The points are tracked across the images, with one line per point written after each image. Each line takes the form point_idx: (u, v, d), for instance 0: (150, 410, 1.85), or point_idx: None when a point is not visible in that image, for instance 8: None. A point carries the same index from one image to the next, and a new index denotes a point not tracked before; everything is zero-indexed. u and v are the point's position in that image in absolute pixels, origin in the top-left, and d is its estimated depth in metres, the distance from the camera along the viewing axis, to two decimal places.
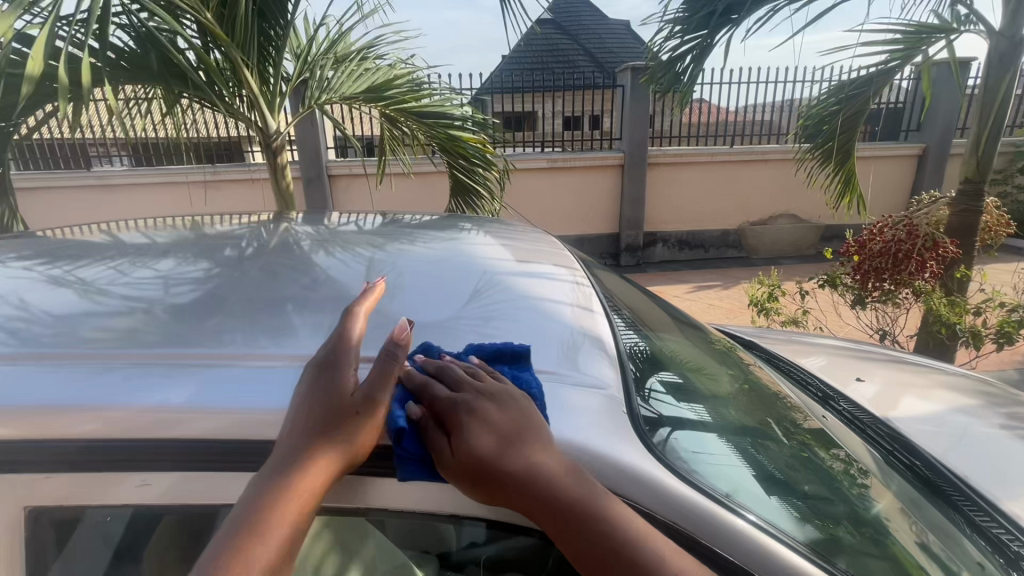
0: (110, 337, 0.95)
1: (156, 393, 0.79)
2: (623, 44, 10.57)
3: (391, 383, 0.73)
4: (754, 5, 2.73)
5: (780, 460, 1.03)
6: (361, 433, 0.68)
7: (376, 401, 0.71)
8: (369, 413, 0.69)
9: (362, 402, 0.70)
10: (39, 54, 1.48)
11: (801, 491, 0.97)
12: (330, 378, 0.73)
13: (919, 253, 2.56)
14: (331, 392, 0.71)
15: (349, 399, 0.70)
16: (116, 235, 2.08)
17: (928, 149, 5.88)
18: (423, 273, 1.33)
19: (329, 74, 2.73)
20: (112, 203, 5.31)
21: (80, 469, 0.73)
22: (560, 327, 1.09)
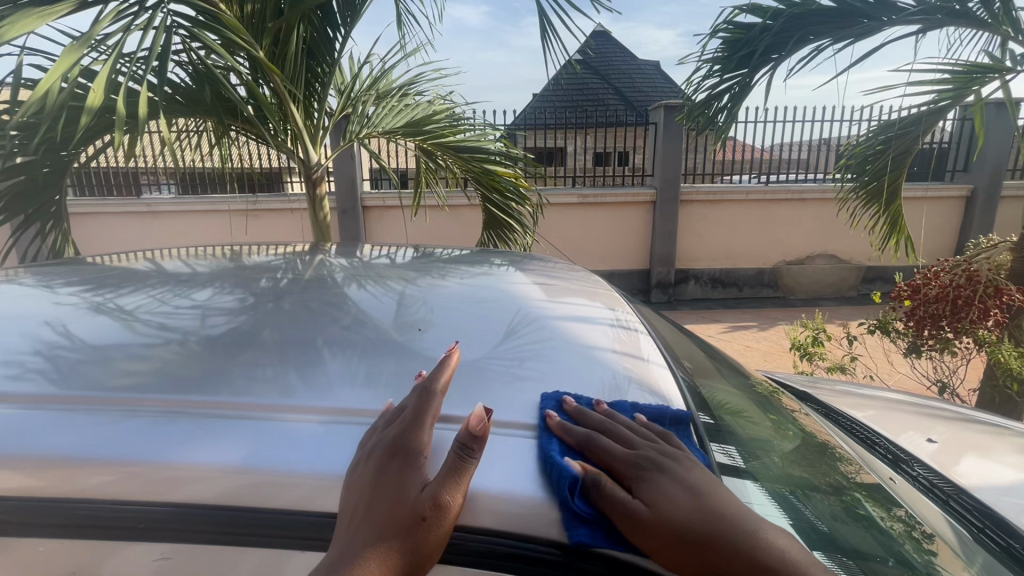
0: (145, 375, 0.93)
1: (190, 447, 0.78)
2: (653, 83, 10.70)
3: (462, 482, 0.68)
4: (796, 45, 2.70)
5: (830, 516, 0.92)
6: (426, 541, 0.65)
7: (444, 505, 0.66)
8: (437, 519, 0.66)
9: (429, 508, 0.66)
10: (100, 87, 1.54)
11: (848, 548, 0.86)
12: (399, 470, 0.69)
13: (983, 299, 2.40)
14: (398, 489, 0.67)
15: (416, 501, 0.66)
16: (159, 262, 2.12)
17: (976, 191, 5.65)
18: (457, 310, 1.29)
19: (370, 109, 2.80)
20: (156, 229, 5.52)
21: (108, 527, 0.74)
22: (603, 372, 1.03)
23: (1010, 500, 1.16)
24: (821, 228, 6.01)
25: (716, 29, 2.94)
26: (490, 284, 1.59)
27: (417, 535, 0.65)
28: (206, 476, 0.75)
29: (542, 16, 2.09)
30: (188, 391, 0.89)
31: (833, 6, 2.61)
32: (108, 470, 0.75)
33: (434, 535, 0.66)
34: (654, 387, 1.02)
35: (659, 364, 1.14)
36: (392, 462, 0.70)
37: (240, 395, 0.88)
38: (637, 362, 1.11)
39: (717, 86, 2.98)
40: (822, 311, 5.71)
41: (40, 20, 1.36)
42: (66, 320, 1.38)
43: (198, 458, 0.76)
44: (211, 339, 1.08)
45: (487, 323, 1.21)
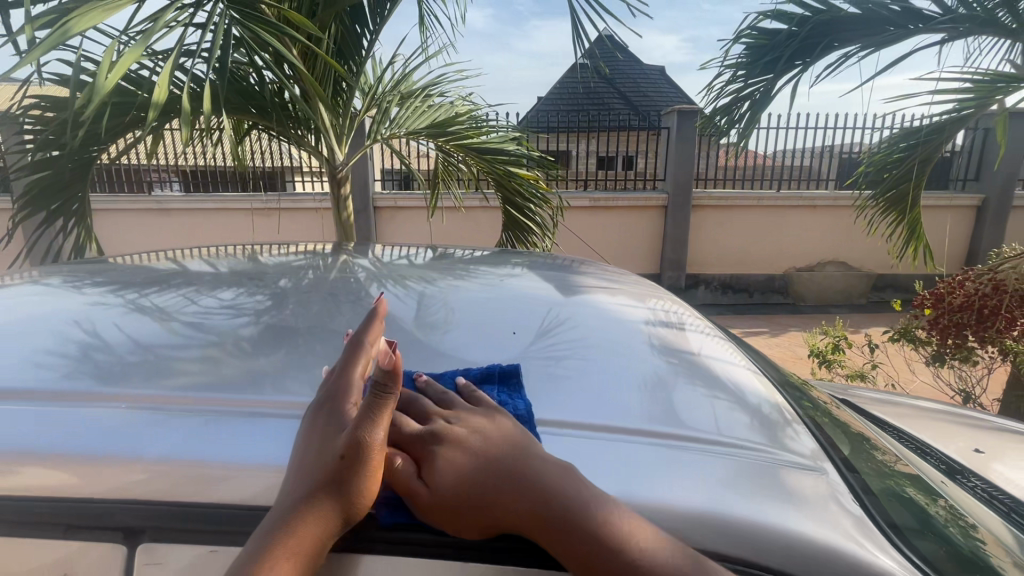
0: (193, 373, 0.91)
1: (246, 443, 0.75)
2: (661, 89, 10.72)
3: (380, 420, 0.60)
4: (821, 53, 2.69)
5: (897, 494, 0.92)
6: (349, 483, 0.60)
7: (365, 443, 0.60)
8: (355, 459, 0.60)
9: (344, 449, 0.60)
10: (167, 84, 1.53)
11: (920, 522, 0.86)
12: (325, 420, 0.65)
13: (1009, 308, 2.39)
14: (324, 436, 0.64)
15: (334, 444, 0.62)
16: (184, 261, 2.11)
17: (989, 200, 5.64)
18: (488, 310, 1.28)
19: (395, 109, 2.82)
20: (167, 227, 5.51)
21: (161, 529, 0.71)
22: (647, 366, 1.02)
23: None
24: (832, 234, 6.00)
25: (739, 34, 2.94)
26: (517, 284, 1.58)
27: (339, 479, 0.60)
28: (259, 474, 0.72)
29: (573, 19, 2.08)
30: (239, 388, 0.87)
31: (859, 12, 2.61)
32: (160, 472, 0.73)
33: (357, 477, 0.60)
34: (705, 379, 1.00)
35: (703, 356, 1.12)
36: (321, 414, 0.66)
37: (292, 391, 0.86)
38: (681, 355, 1.09)
39: (740, 91, 2.96)
40: (833, 318, 5.69)
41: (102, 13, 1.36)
42: (100, 318, 1.37)
43: (254, 455, 0.74)
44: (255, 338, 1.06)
45: (519, 322, 1.20)
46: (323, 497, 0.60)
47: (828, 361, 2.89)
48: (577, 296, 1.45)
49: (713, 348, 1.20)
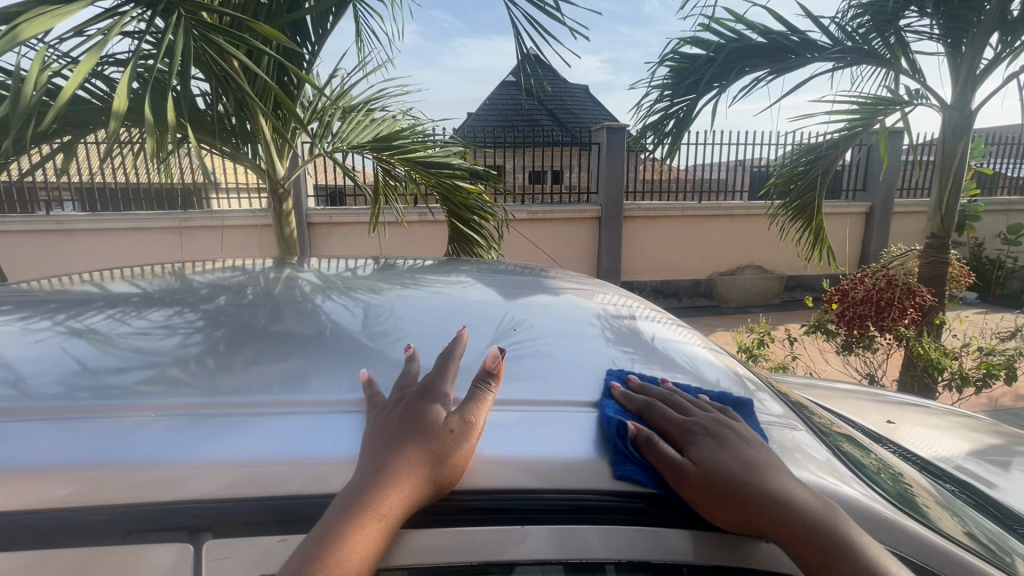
0: (157, 384, 0.87)
1: (211, 444, 0.73)
2: (586, 107, 11.22)
3: (482, 409, 0.79)
4: (736, 76, 2.98)
5: (842, 448, 1.05)
6: (450, 450, 0.72)
7: (470, 422, 0.76)
8: (465, 434, 0.74)
9: (457, 423, 0.75)
10: (125, 93, 1.46)
11: (862, 467, 0.99)
12: (428, 403, 0.78)
13: (900, 300, 2.74)
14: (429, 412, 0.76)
15: (445, 419, 0.75)
16: (106, 283, 1.94)
17: (874, 208, 6.41)
18: (446, 317, 1.31)
19: (336, 123, 2.79)
20: (68, 250, 4.99)
21: (121, 544, 0.66)
22: (606, 355, 1.09)
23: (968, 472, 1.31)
24: (747, 240, 6.54)
25: (663, 57, 3.19)
26: (470, 291, 1.62)
27: (447, 447, 0.72)
28: (237, 471, 0.70)
29: (517, 39, 2.18)
30: (207, 394, 0.84)
31: (766, 41, 2.92)
32: (120, 483, 0.68)
33: (460, 449, 0.73)
34: (661, 362, 1.10)
35: (656, 341, 1.22)
36: (419, 399, 0.79)
37: (265, 393, 0.84)
38: (637, 342, 1.18)
39: (666, 110, 3.20)
40: (753, 317, 6.18)
41: (48, 19, 1.28)
42: (18, 346, 1.24)
43: (231, 454, 0.72)
44: (216, 352, 1.02)
45: (479, 327, 1.24)
46: (432, 457, 0.71)
47: (754, 355, 3.15)
48: (530, 299, 1.51)
49: (663, 332, 1.30)
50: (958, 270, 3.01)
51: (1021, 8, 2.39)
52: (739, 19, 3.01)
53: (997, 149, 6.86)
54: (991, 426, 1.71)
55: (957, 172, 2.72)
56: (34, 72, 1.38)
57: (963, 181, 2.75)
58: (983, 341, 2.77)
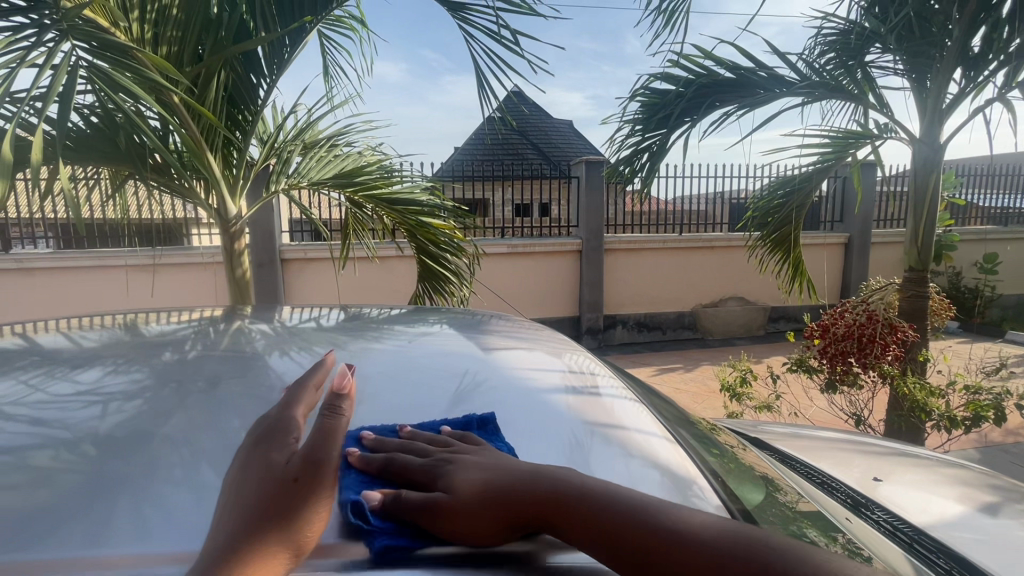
0: None
1: None
2: (568, 141, 11.38)
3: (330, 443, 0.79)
4: (706, 111, 2.97)
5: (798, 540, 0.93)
6: (303, 497, 0.72)
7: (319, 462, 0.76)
8: (311, 479, 0.73)
9: (300, 471, 0.73)
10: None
11: None
12: (271, 453, 0.77)
13: (882, 335, 2.65)
14: (269, 465, 0.75)
15: (285, 470, 0.74)
16: (35, 336, 1.77)
17: (852, 238, 6.44)
18: (391, 381, 1.16)
19: (296, 158, 2.70)
20: (27, 289, 4.77)
21: None
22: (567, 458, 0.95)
23: (966, 542, 1.18)
24: (729, 272, 6.52)
25: (634, 93, 3.17)
26: (427, 343, 1.48)
27: (291, 502, 0.70)
28: None
29: (477, 74, 2.12)
30: (85, 551, 0.73)
31: (734, 76, 2.92)
32: None
33: (308, 501, 0.71)
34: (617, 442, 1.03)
35: (618, 413, 1.14)
36: (264, 450, 0.79)
37: (155, 545, 0.75)
38: (596, 414, 1.11)
39: (639, 144, 3.17)
40: (739, 350, 6.09)
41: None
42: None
43: None
44: (119, 462, 0.90)
45: (425, 399, 1.09)
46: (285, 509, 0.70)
47: (739, 394, 3.01)
48: (495, 358, 1.36)
49: (633, 413, 1.17)
50: (938, 303, 2.96)
51: (982, 44, 2.40)
52: (707, 55, 3.01)
53: (968, 179, 6.99)
54: (987, 479, 1.60)
55: (930, 205, 2.69)
56: None
57: (937, 213, 2.71)
58: (970, 378, 2.68)
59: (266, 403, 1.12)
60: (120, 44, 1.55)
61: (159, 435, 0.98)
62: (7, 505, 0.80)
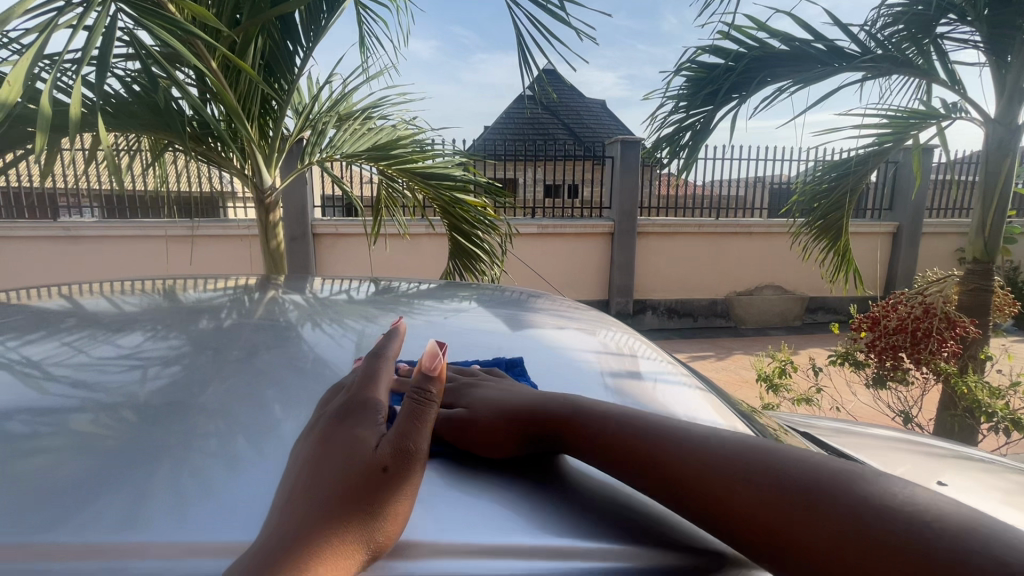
0: None
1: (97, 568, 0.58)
2: (602, 121, 11.08)
3: (422, 428, 0.69)
4: (756, 86, 2.80)
5: None
6: (384, 489, 0.62)
7: (410, 451, 0.67)
8: (401, 469, 0.65)
9: (392, 459, 0.65)
10: (20, 76, 1.26)
11: None
12: (359, 432, 0.69)
13: (939, 330, 2.49)
14: (355, 442, 0.66)
15: (375, 453, 0.65)
16: (80, 299, 1.81)
17: (902, 228, 6.11)
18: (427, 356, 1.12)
19: (330, 131, 2.66)
20: (73, 256, 4.95)
21: None
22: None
23: None
24: (767, 259, 6.28)
25: (679, 66, 3.02)
26: (461, 320, 1.43)
27: (376, 490, 0.62)
28: None
29: (519, 44, 2.02)
30: (118, 520, 0.71)
31: (789, 49, 2.73)
32: None
33: (397, 492, 0.63)
34: (662, 420, 0.99)
35: (660, 393, 1.09)
36: (347, 424, 0.70)
37: (190, 521, 0.72)
38: (637, 394, 1.06)
39: (682, 122, 3.03)
40: (773, 340, 5.90)
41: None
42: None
43: None
44: (156, 429, 0.89)
45: (458, 378, 1.04)
46: (360, 504, 0.60)
47: (776, 386, 2.89)
48: (530, 337, 1.30)
49: (678, 395, 1.11)
50: (1003, 298, 2.75)
51: None
52: (761, 27, 2.83)
53: None
54: None
55: (1002, 192, 2.49)
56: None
57: (1009, 201, 2.50)
58: None
59: (300, 376, 1.10)
60: None
61: (194, 404, 0.97)
62: (49, 466, 0.80)
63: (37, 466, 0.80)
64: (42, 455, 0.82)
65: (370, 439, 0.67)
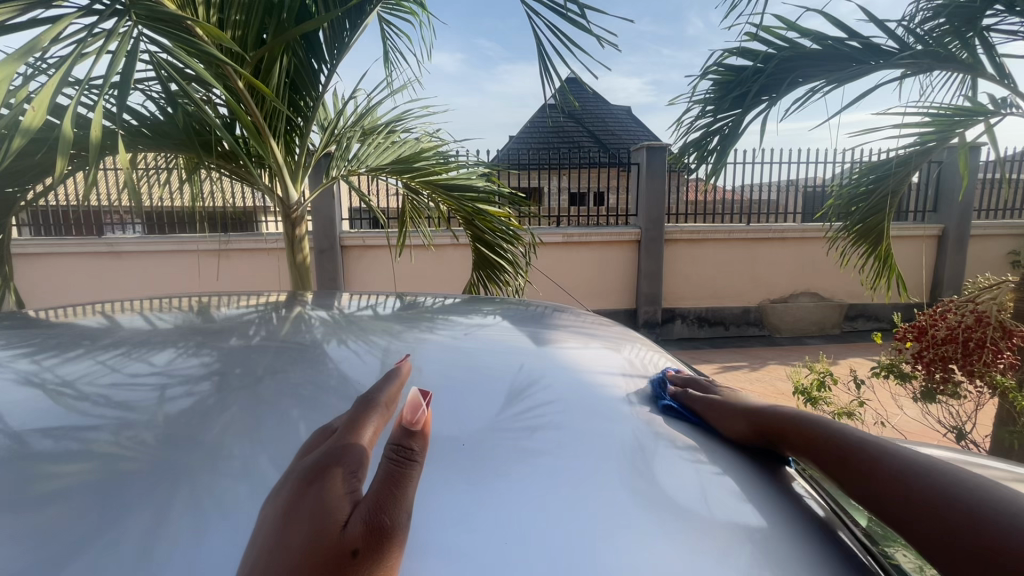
0: None
1: None
2: (627, 127, 10.99)
3: (403, 502, 0.59)
4: (787, 88, 2.70)
5: None
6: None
7: (384, 531, 0.57)
8: (372, 553, 0.55)
9: (363, 540, 0.55)
10: (45, 100, 1.30)
11: None
12: (332, 490, 0.60)
13: (993, 340, 2.34)
14: (325, 508, 0.58)
15: (343, 531, 0.56)
16: (115, 316, 1.86)
17: (947, 230, 5.81)
18: (446, 374, 1.09)
19: (356, 145, 2.69)
20: (114, 271, 5.17)
21: None
22: (630, 469, 0.82)
23: None
24: (802, 265, 6.06)
25: (705, 70, 2.95)
26: (484, 336, 1.40)
27: None
28: None
29: (539, 54, 2.00)
30: (131, 550, 0.70)
31: (820, 48, 2.62)
32: None
33: None
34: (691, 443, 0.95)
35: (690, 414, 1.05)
36: (315, 486, 0.62)
37: (204, 551, 0.70)
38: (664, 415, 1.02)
39: (709, 126, 2.96)
40: (810, 349, 5.67)
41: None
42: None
43: None
44: (177, 454, 0.88)
45: (479, 397, 1.01)
46: None
47: (815, 399, 2.75)
48: (553, 354, 1.25)
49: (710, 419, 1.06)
50: None
51: None
52: (790, 26, 2.74)
53: None
54: None
55: None
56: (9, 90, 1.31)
57: None
58: None
59: (321, 395, 1.09)
60: (168, 13, 1.50)
61: (214, 425, 0.96)
62: (71, 493, 0.79)
63: (61, 488, 0.80)
64: (68, 478, 0.82)
65: (330, 512, 0.57)
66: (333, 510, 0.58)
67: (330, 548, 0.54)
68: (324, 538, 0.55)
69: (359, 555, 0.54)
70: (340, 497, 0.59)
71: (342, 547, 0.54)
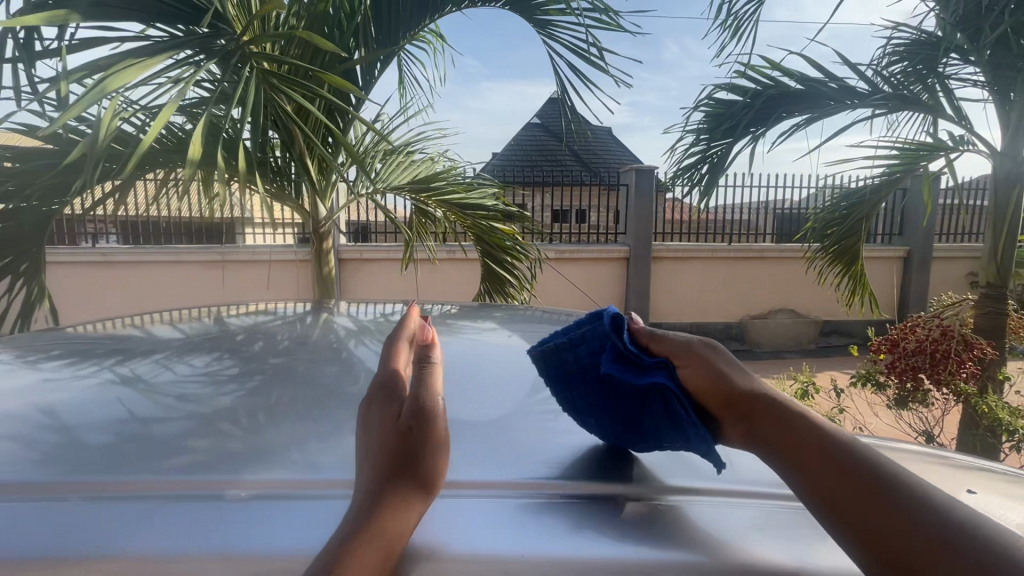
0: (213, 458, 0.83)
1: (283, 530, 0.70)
2: (610, 149, 11.39)
3: (430, 382, 0.75)
4: (774, 122, 2.97)
5: None
6: (412, 446, 0.67)
7: (427, 407, 0.71)
8: (422, 420, 0.69)
9: (412, 415, 0.70)
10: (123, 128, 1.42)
11: None
12: (380, 401, 0.75)
13: (958, 352, 2.60)
14: (382, 411, 0.72)
15: (399, 417, 0.70)
16: (149, 326, 1.94)
17: (912, 253, 6.22)
18: (488, 369, 1.24)
19: (378, 165, 2.86)
20: (107, 280, 5.16)
21: None
22: None
23: None
24: (780, 283, 6.39)
25: (698, 103, 3.22)
26: (508, 338, 1.54)
27: (406, 444, 0.67)
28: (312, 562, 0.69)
29: (559, 88, 2.21)
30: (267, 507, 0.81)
31: (804, 88, 2.92)
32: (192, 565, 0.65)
33: (424, 439, 0.68)
34: None
35: None
36: (372, 403, 0.75)
37: None
38: None
39: (702, 153, 3.20)
40: (788, 363, 5.96)
41: (123, 66, 1.46)
42: (59, 389, 1.15)
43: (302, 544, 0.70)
44: (265, 429, 0.96)
45: (517, 389, 1.16)
46: (392, 468, 0.65)
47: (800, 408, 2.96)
48: None
49: None
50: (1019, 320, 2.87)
51: None
52: (775, 66, 3.03)
53: None
54: None
55: (1012, 220, 2.58)
56: (108, 117, 1.43)
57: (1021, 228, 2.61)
58: None
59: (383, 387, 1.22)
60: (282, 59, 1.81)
61: (287, 408, 1.04)
62: (183, 461, 0.85)
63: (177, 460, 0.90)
64: (174, 452, 0.91)
65: (383, 409, 0.72)
66: (390, 410, 0.72)
67: (397, 430, 0.68)
68: (388, 426, 0.70)
69: (413, 424, 0.69)
70: (391, 404, 0.73)
71: (401, 425, 0.69)
